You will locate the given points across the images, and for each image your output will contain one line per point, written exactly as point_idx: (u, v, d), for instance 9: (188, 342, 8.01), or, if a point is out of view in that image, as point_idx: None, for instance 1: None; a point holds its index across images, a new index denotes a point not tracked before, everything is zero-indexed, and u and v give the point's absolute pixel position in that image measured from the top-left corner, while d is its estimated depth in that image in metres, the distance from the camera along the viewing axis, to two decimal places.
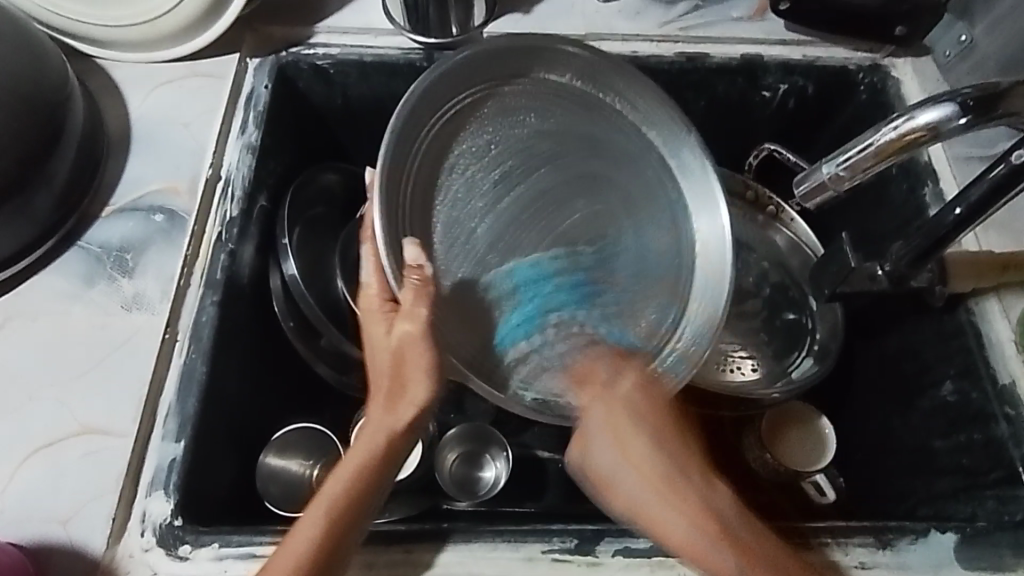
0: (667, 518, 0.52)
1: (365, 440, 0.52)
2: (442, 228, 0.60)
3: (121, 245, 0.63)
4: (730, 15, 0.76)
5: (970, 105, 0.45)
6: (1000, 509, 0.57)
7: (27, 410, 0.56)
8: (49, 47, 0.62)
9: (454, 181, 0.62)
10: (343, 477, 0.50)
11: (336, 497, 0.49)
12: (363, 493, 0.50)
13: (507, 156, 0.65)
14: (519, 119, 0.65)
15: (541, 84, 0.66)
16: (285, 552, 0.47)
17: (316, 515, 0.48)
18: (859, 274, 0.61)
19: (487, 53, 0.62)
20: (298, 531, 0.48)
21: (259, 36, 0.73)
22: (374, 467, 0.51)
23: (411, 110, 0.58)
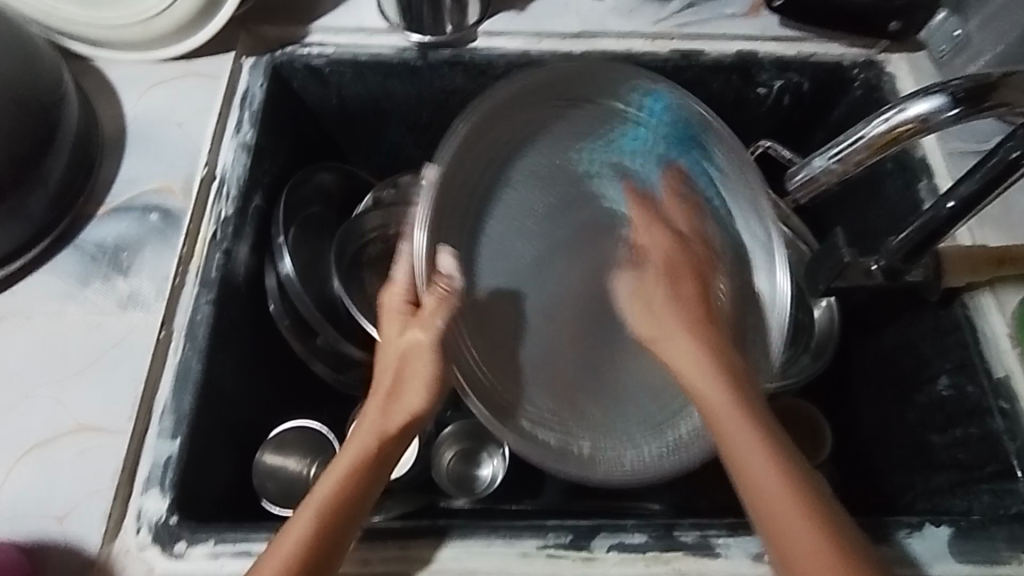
0: (698, 379, 0.55)
1: (364, 440, 0.52)
2: (482, 251, 0.63)
3: (117, 244, 0.63)
4: (724, 12, 0.76)
5: (960, 96, 0.44)
6: (996, 503, 0.57)
7: (23, 408, 0.56)
8: (43, 47, 0.63)
9: (502, 211, 0.64)
10: (340, 476, 0.50)
11: (332, 494, 0.49)
12: (358, 493, 0.50)
13: (551, 189, 0.66)
14: (568, 152, 0.67)
15: (596, 117, 0.67)
16: (277, 549, 0.46)
17: (311, 507, 0.48)
18: (854, 269, 0.61)
19: (547, 78, 0.63)
20: (291, 527, 0.47)
21: (255, 35, 0.74)
22: (372, 468, 0.51)
23: (468, 137, 0.60)
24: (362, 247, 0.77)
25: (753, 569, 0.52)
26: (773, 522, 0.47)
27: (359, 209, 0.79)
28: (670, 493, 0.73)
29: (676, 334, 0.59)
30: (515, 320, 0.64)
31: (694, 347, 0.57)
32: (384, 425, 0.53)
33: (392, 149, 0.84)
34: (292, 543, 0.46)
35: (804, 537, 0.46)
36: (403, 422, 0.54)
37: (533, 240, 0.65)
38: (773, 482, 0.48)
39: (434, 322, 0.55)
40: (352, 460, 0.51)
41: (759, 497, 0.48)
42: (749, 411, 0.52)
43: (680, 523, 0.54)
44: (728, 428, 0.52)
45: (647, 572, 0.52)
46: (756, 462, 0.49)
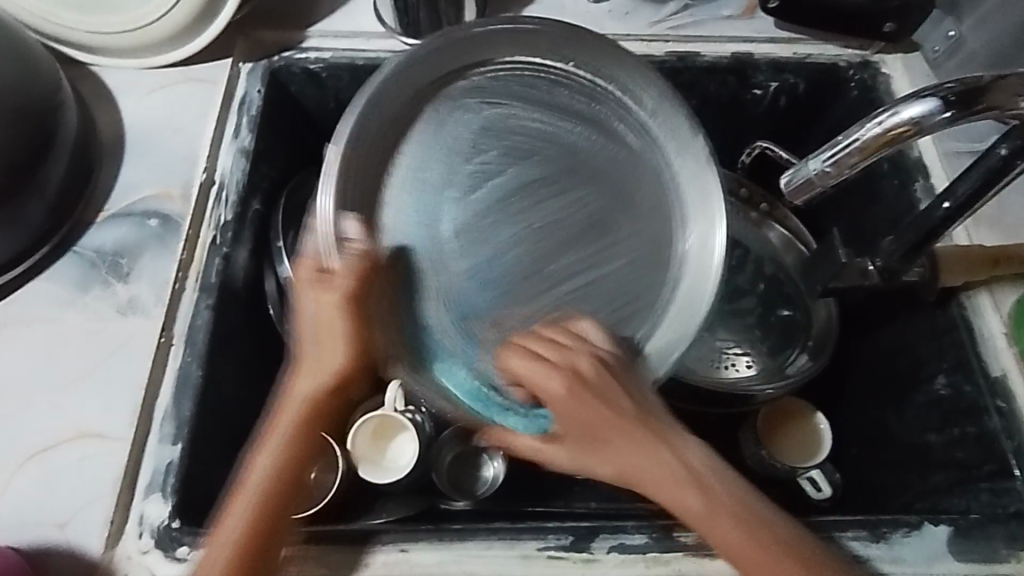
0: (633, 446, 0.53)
1: (293, 404, 0.53)
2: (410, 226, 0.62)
3: (116, 250, 0.63)
4: (719, 15, 0.76)
5: (952, 100, 0.45)
6: (994, 501, 0.57)
7: (23, 415, 0.56)
8: (41, 54, 0.63)
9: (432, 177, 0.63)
10: (273, 456, 0.52)
11: (275, 464, 0.52)
12: (296, 464, 0.52)
13: (491, 164, 0.64)
14: (504, 117, 0.65)
15: (536, 79, 0.65)
16: (228, 524, 0.50)
17: (249, 489, 0.51)
18: (850, 270, 0.61)
19: (460, 44, 0.62)
20: (240, 502, 0.50)
21: (252, 40, 0.74)
22: (308, 435, 0.53)
23: (374, 104, 0.59)
24: None
25: None
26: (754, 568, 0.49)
27: None
28: None
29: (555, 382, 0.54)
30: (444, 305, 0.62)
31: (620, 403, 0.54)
32: (320, 389, 0.54)
33: None
34: (241, 519, 0.49)
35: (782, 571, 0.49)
36: (338, 384, 0.54)
37: (474, 215, 0.64)
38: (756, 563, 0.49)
39: (346, 292, 0.54)
40: (285, 426, 0.53)
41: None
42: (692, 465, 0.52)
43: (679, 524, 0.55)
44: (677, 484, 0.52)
45: (647, 573, 0.53)
46: (746, 540, 0.50)
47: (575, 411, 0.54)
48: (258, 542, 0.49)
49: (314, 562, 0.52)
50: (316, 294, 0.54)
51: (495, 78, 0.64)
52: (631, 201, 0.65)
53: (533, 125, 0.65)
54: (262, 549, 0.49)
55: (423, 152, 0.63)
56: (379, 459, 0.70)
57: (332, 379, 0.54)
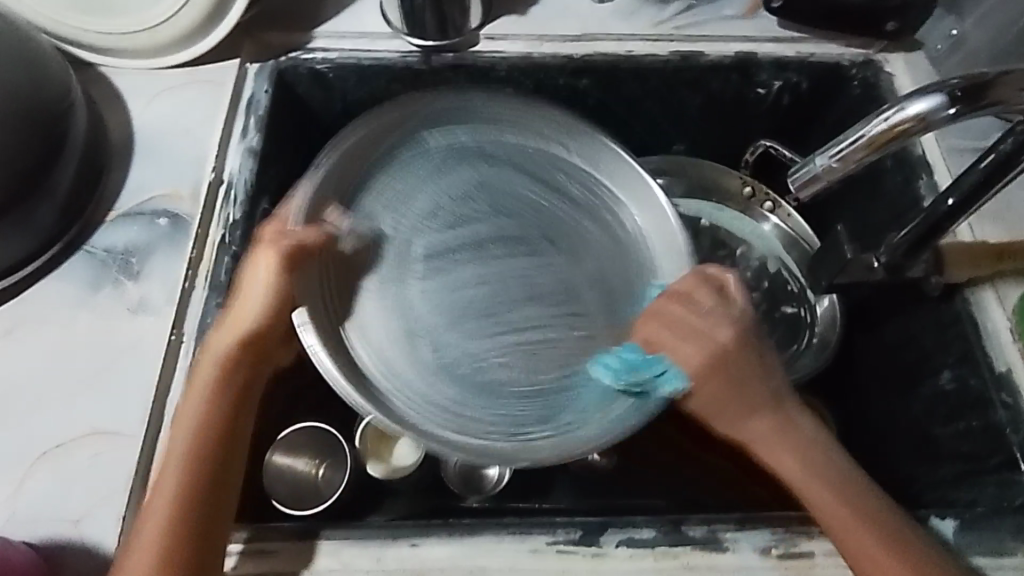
0: (748, 421, 0.58)
1: (204, 368, 0.55)
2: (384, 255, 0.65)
3: (126, 250, 0.64)
4: (723, 14, 0.77)
5: (957, 95, 0.46)
6: (1001, 494, 0.57)
7: (35, 413, 0.56)
8: (51, 55, 0.63)
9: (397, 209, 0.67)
10: (184, 446, 0.51)
11: (197, 425, 0.52)
12: (222, 425, 0.53)
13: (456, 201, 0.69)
14: (455, 168, 0.70)
15: (490, 127, 0.72)
16: (161, 490, 0.50)
17: (165, 484, 0.50)
18: (855, 265, 0.62)
19: (427, 114, 0.70)
20: (168, 467, 0.51)
21: (259, 42, 0.74)
22: (228, 394, 0.55)
23: (343, 150, 0.65)
24: None
25: (760, 562, 0.53)
26: (847, 540, 0.51)
27: None
28: (676, 490, 0.74)
29: (684, 352, 0.59)
30: (395, 317, 0.63)
31: (766, 380, 0.58)
32: (230, 350, 0.56)
33: None
34: (171, 482, 0.50)
35: (874, 542, 0.51)
36: (249, 341, 0.56)
37: (437, 249, 0.67)
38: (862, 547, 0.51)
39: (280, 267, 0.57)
40: (201, 387, 0.54)
41: (850, 551, 0.51)
42: (806, 444, 0.57)
43: (688, 518, 0.55)
44: (790, 459, 0.56)
45: (656, 566, 0.53)
46: (840, 513, 0.52)
47: (725, 379, 0.58)
48: (192, 502, 0.50)
49: (326, 557, 0.52)
50: (249, 269, 0.57)
51: (457, 129, 0.71)
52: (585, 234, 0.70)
53: (498, 175, 0.71)
54: (195, 506, 0.50)
55: (388, 189, 0.67)
56: (387, 456, 0.70)
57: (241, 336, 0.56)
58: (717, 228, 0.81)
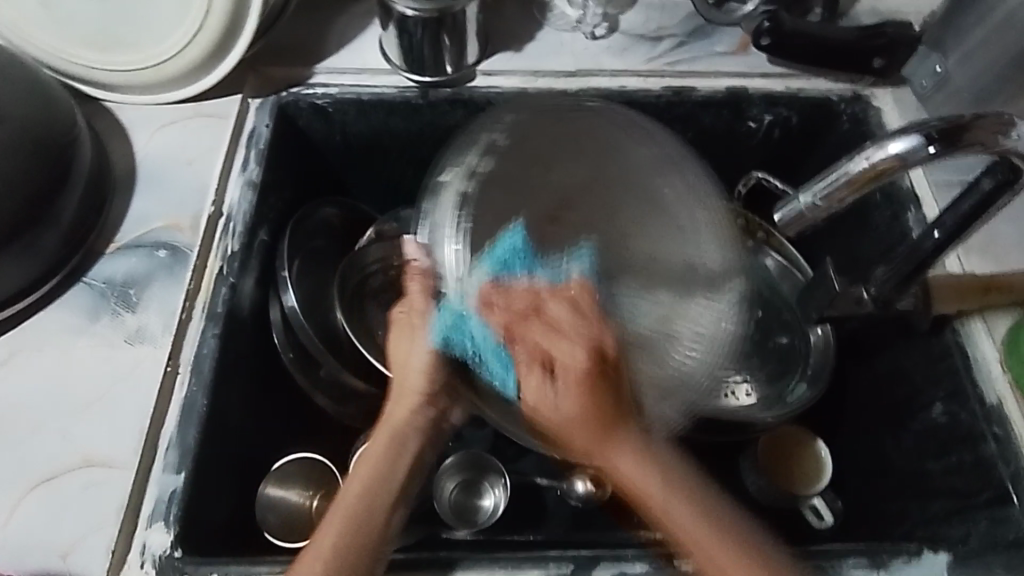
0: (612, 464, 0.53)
1: (382, 433, 0.58)
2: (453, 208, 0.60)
3: (125, 281, 0.64)
4: (713, 51, 0.79)
5: (935, 136, 0.47)
6: (993, 529, 0.57)
7: (29, 442, 0.57)
8: (58, 90, 0.65)
9: (493, 196, 0.62)
10: (357, 496, 0.54)
11: (369, 484, 0.55)
12: (385, 486, 0.56)
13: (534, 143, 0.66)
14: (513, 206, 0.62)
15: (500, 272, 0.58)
16: (323, 536, 0.52)
17: (330, 531, 0.52)
18: (845, 298, 0.63)
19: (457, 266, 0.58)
20: (335, 513, 0.53)
21: (262, 77, 0.76)
22: (398, 457, 0.57)
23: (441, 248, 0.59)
24: (365, 280, 0.76)
25: None
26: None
27: (284, 300, 0.69)
28: None
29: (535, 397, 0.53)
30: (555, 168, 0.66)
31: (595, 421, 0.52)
32: (414, 409, 0.59)
33: (394, 184, 0.85)
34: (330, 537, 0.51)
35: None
36: (429, 403, 0.59)
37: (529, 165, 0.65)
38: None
39: (427, 316, 0.58)
40: (375, 452, 0.57)
41: None
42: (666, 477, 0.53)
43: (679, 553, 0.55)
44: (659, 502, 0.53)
45: None
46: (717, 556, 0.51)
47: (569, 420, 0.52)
48: (347, 557, 0.51)
49: None
50: (404, 322, 0.59)
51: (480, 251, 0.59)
52: (660, 197, 0.66)
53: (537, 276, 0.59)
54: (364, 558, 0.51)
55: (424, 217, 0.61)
56: None
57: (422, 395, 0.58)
58: None
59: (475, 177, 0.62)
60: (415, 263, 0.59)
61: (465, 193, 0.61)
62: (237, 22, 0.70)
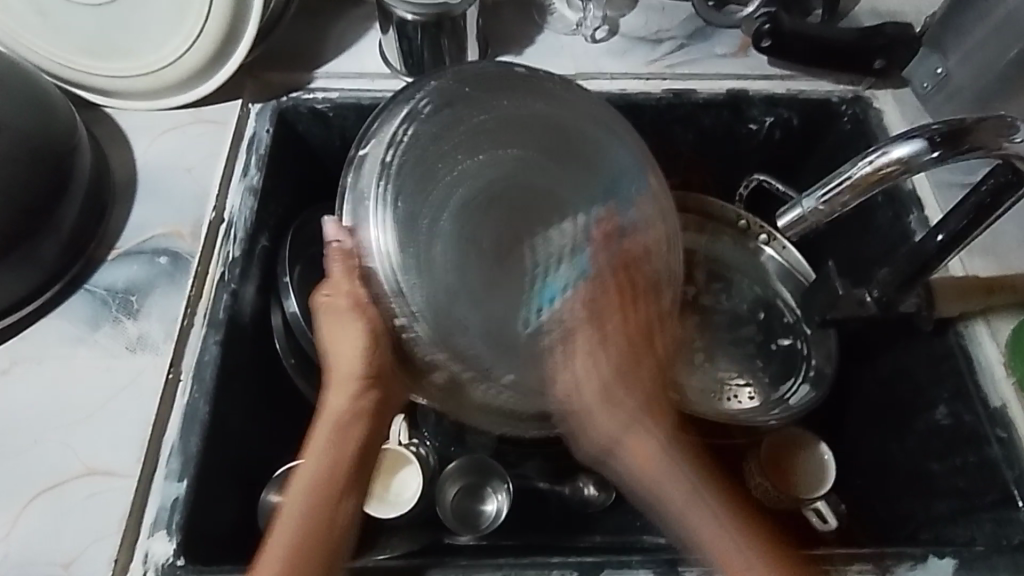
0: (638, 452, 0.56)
1: (324, 424, 0.55)
2: (381, 187, 0.56)
3: (125, 288, 0.64)
4: (713, 52, 0.79)
5: (938, 140, 0.47)
6: (998, 531, 0.57)
7: (31, 451, 0.57)
8: (57, 98, 0.65)
9: (428, 157, 0.58)
10: (303, 501, 0.52)
11: (318, 480, 0.53)
12: (334, 485, 0.53)
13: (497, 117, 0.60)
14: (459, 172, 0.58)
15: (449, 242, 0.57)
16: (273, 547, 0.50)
17: (280, 543, 0.50)
18: (847, 300, 0.63)
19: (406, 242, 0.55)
20: (284, 521, 0.51)
21: (262, 83, 0.76)
22: (343, 452, 0.54)
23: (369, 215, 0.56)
24: None
25: None
26: None
27: (285, 305, 0.68)
28: None
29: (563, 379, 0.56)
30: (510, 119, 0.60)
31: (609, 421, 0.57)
32: (352, 402, 0.54)
33: None
34: (280, 541, 0.50)
35: None
36: (370, 390, 0.55)
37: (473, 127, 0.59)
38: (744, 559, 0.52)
39: (355, 298, 0.54)
40: (318, 449, 0.54)
41: None
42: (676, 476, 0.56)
43: (684, 558, 0.55)
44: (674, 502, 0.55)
45: None
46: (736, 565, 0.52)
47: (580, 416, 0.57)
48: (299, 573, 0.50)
49: None
50: (336, 307, 0.55)
51: (427, 221, 0.56)
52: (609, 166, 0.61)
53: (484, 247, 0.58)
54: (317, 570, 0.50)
55: (349, 195, 0.57)
56: (384, 493, 0.68)
57: (359, 382, 0.54)
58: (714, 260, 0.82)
59: (397, 145, 0.57)
60: (333, 245, 0.55)
61: (388, 165, 0.57)
62: (236, 27, 0.70)
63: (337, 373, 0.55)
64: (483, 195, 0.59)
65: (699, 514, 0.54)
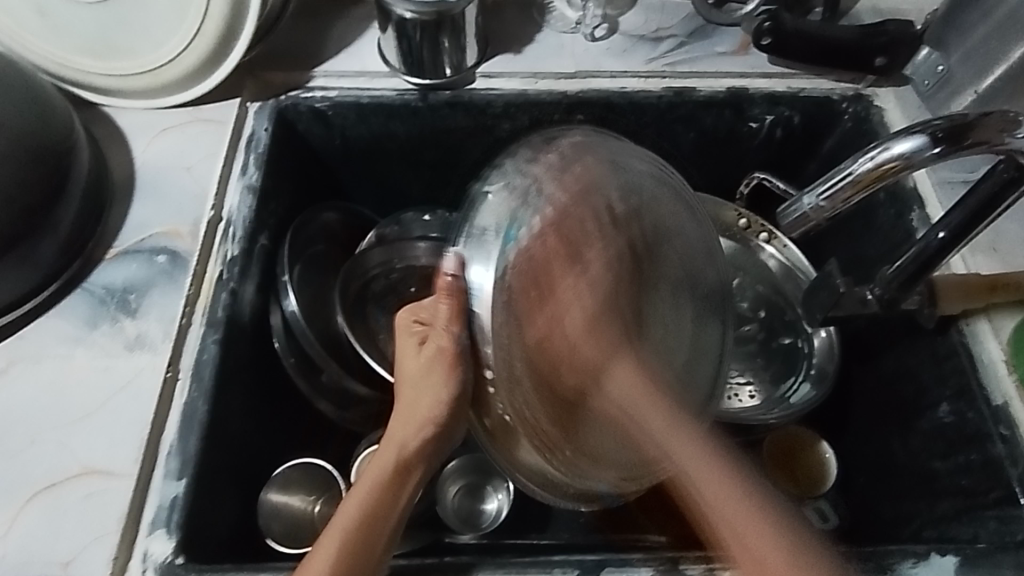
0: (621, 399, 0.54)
1: (384, 457, 0.52)
2: (505, 241, 0.50)
3: (124, 287, 0.64)
4: (714, 51, 0.79)
5: (939, 137, 0.46)
6: (1002, 529, 0.56)
7: (29, 451, 0.56)
8: (55, 96, 0.65)
9: (555, 225, 0.54)
10: (349, 522, 0.49)
11: (371, 510, 0.50)
12: (381, 515, 0.50)
13: (566, 168, 0.54)
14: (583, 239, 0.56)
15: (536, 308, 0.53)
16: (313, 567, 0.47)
17: (324, 560, 0.47)
18: (850, 298, 0.63)
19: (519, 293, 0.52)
20: (331, 536, 0.48)
21: (261, 81, 0.76)
22: (398, 486, 0.52)
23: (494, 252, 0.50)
24: (366, 284, 0.77)
25: None
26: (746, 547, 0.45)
27: (285, 304, 0.68)
28: None
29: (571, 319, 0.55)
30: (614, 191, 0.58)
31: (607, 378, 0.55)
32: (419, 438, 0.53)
33: (395, 188, 0.85)
34: (322, 565, 0.46)
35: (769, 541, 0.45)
36: (438, 434, 0.53)
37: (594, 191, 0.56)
38: (736, 509, 0.47)
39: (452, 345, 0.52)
40: (373, 481, 0.51)
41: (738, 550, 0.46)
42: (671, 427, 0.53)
43: (686, 557, 0.54)
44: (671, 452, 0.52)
45: None
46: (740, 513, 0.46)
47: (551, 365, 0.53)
48: None
49: None
50: (425, 355, 0.52)
51: (538, 285, 0.53)
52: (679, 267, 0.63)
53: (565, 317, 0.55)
54: None
55: (472, 233, 0.51)
56: None
57: (432, 424, 0.53)
58: None
59: (516, 188, 0.52)
60: (447, 280, 0.50)
61: (517, 225, 0.51)
62: (236, 25, 0.69)
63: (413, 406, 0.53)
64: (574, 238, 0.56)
65: (693, 447, 0.51)
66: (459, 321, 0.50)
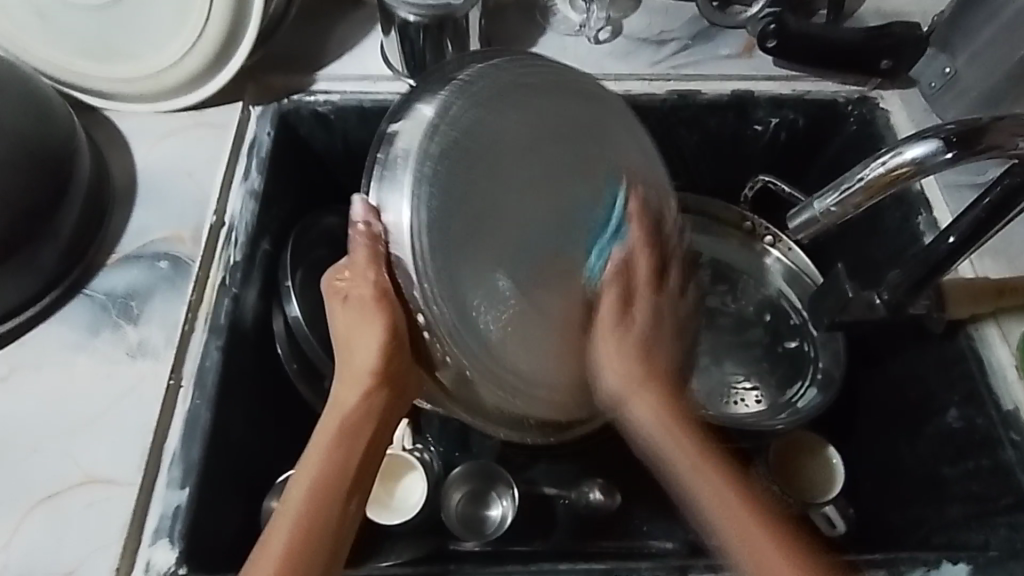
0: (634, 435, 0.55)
1: (329, 423, 0.51)
2: (418, 165, 0.49)
3: (125, 293, 0.64)
4: (719, 53, 0.78)
5: (954, 140, 0.46)
6: (1012, 537, 0.56)
7: (29, 460, 0.56)
8: (55, 100, 0.64)
9: (469, 147, 0.51)
10: (305, 492, 0.48)
11: (325, 469, 0.49)
12: (342, 475, 0.49)
13: (509, 92, 0.53)
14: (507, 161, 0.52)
15: (470, 238, 0.50)
16: (275, 534, 0.47)
17: (285, 525, 0.47)
18: (857, 303, 0.63)
19: (443, 225, 0.49)
20: (285, 513, 0.48)
21: (263, 86, 0.76)
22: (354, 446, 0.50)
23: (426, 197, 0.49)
24: None
25: None
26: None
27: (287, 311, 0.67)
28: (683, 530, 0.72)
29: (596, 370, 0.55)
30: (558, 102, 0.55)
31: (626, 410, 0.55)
32: (365, 395, 0.51)
33: None
34: (280, 541, 0.47)
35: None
36: (382, 386, 0.51)
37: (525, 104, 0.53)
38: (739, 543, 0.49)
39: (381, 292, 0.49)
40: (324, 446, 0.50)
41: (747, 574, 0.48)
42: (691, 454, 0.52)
43: (693, 566, 0.54)
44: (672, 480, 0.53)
45: None
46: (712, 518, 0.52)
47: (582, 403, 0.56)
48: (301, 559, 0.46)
49: None
50: (350, 310, 0.50)
51: (459, 213, 0.50)
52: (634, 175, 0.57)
53: (500, 238, 0.51)
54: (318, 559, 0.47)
55: (383, 169, 0.51)
56: (389, 500, 0.68)
57: (373, 380, 0.51)
58: (718, 261, 0.81)
59: (439, 124, 0.50)
60: (363, 230, 0.50)
61: (429, 138, 0.50)
62: (237, 29, 0.69)
63: (351, 364, 0.51)
64: (496, 157, 0.51)
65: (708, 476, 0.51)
66: (381, 266, 0.50)
